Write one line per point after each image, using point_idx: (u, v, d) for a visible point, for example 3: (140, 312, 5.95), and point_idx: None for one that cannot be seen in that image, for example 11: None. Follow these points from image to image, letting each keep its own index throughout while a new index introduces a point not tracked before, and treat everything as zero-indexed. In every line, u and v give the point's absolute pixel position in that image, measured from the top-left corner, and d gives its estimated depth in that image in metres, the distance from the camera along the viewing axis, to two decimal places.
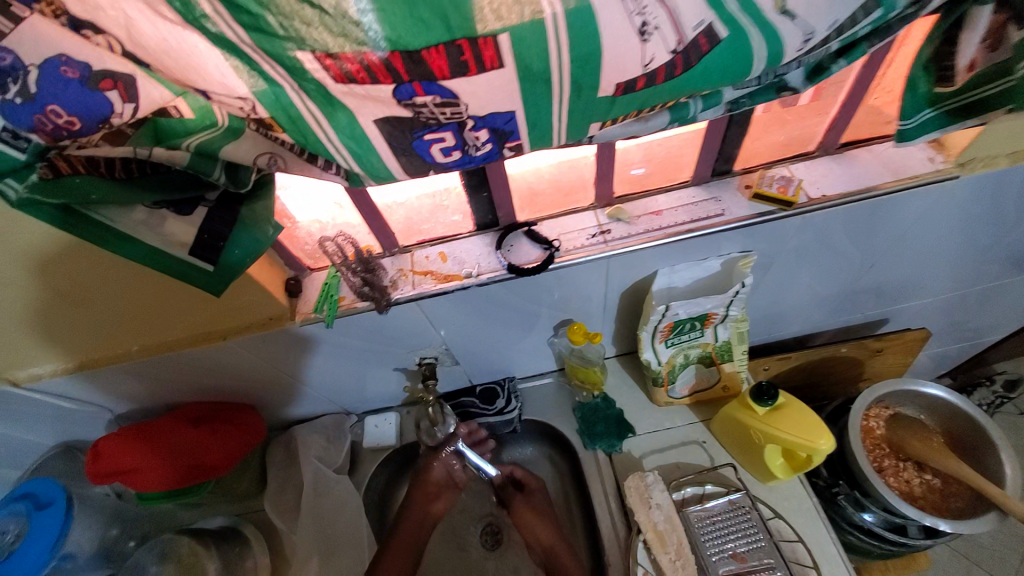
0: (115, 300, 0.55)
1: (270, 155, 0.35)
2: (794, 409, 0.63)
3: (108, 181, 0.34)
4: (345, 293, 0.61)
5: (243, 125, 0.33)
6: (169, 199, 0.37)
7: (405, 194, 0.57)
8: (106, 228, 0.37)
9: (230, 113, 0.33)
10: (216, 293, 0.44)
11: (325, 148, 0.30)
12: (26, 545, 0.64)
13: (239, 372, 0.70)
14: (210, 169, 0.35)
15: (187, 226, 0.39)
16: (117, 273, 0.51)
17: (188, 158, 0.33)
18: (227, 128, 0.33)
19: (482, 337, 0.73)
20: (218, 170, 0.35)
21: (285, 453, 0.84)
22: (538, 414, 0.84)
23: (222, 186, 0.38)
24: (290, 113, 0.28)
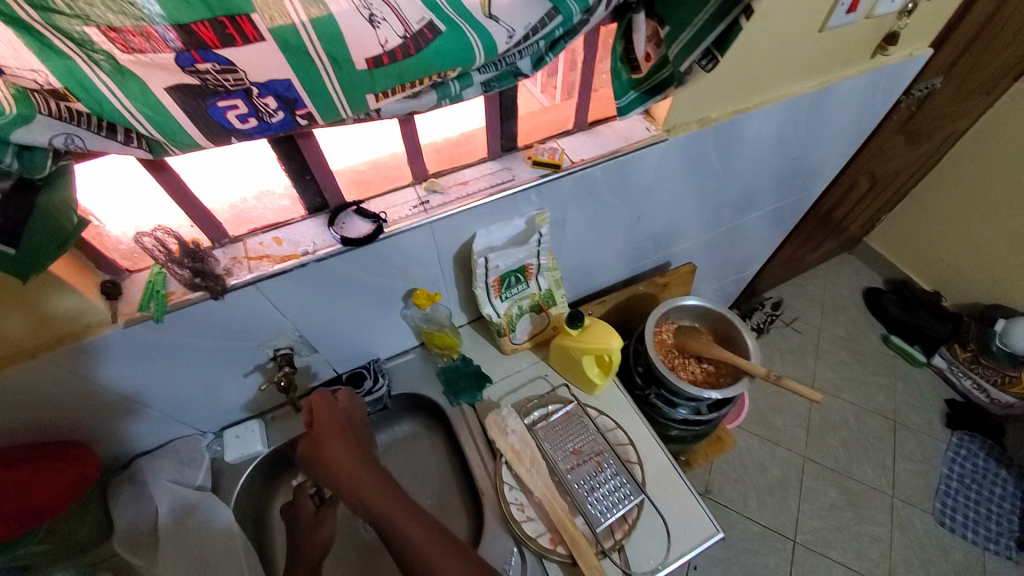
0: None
1: (65, 136, 0.37)
2: (597, 326, 0.82)
3: None
4: (173, 288, 0.61)
5: (34, 113, 0.34)
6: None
7: (219, 174, 0.61)
8: None
9: (15, 102, 0.34)
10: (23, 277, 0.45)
11: (122, 116, 0.36)
12: None
13: (55, 402, 0.64)
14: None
15: None
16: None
17: None
18: (12, 117, 0.34)
19: (333, 319, 0.78)
20: (9, 155, 0.37)
21: (131, 489, 0.77)
22: (405, 387, 0.92)
23: (14, 173, 0.40)
24: (84, 85, 0.33)
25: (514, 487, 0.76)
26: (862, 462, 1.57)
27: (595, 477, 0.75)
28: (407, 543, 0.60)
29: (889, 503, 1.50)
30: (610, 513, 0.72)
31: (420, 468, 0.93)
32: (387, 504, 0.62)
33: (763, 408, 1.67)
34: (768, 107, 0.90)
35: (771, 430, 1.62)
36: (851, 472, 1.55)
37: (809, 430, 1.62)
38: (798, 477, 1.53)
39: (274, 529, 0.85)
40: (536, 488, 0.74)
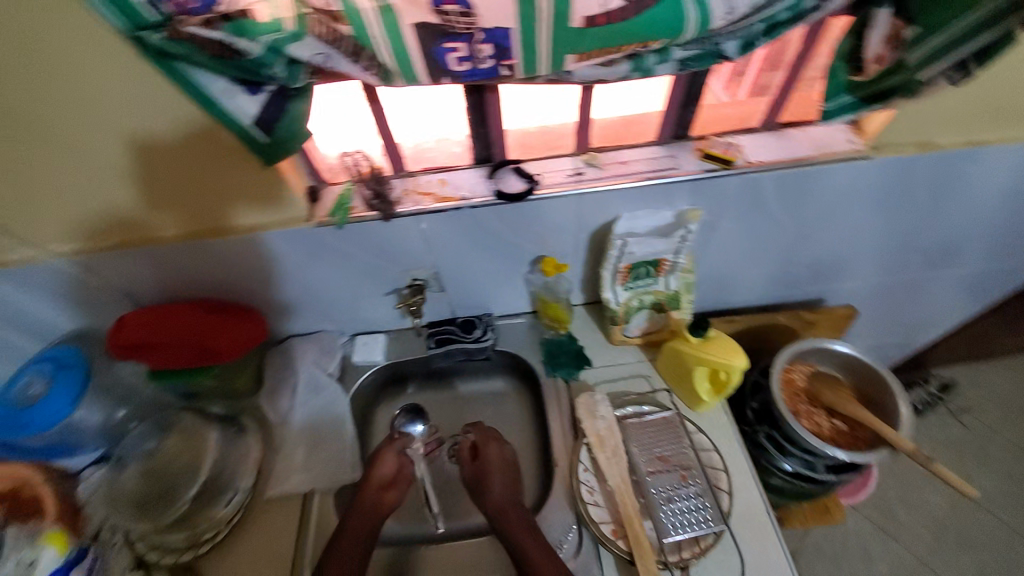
0: (152, 164, 0.63)
1: (323, 55, 0.46)
2: (721, 340, 0.78)
3: (205, 56, 0.45)
4: (356, 204, 0.71)
5: (303, 31, 0.44)
6: (244, 79, 0.49)
7: (414, 111, 0.68)
8: (199, 89, 0.50)
9: (292, 22, 0.43)
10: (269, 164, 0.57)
11: (372, 44, 0.43)
12: (46, 402, 0.72)
13: (252, 273, 0.80)
14: (273, 62, 0.46)
15: (252, 103, 0.51)
16: (153, 125, 0.59)
17: (260, 51, 0.45)
18: (284, 33, 0.43)
19: (468, 264, 0.84)
20: (279, 64, 0.46)
21: (281, 358, 0.92)
22: (511, 347, 0.95)
23: (279, 81, 0.49)
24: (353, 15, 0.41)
25: (588, 469, 0.76)
26: None
27: (677, 490, 0.73)
28: (532, 562, 0.66)
29: None
30: (683, 529, 0.69)
31: (503, 423, 0.97)
32: (528, 542, 0.68)
33: (890, 496, 1.41)
34: None
35: (892, 523, 1.37)
36: None
37: (942, 539, 1.34)
38: None
39: (373, 435, 0.96)
40: (612, 479, 0.74)
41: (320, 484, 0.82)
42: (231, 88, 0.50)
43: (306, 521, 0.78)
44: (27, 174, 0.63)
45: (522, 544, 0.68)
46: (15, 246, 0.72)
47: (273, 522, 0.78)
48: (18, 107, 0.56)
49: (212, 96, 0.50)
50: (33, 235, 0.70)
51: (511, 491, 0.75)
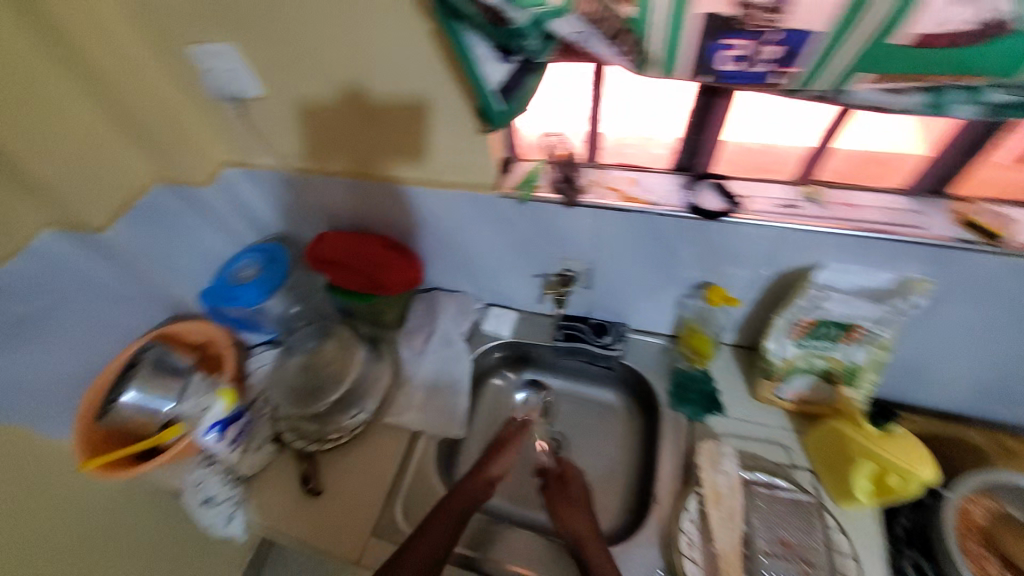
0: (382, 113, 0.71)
1: (581, 33, 0.47)
2: (906, 439, 0.65)
3: (481, 19, 0.49)
4: (541, 183, 0.72)
5: (567, 7, 0.44)
6: (502, 47, 0.51)
7: (629, 105, 0.67)
8: (462, 49, 0.54)
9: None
10: (492, 128, 0.60)
11: (646, 28, 0.44)
12: (258, 281, 0.89)
13: (428, 223, 0.86)
14: (530, 34, 0.48)
15: (501, 70, 0.54)
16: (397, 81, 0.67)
17: (523, 22, 0.47)
18: (551, 9, 0.45)
19: (624, 269, 0.81)
20: (535, 37, 0.49)
21: (423, 307, 1.00)
22: (637, 365, 0.90)
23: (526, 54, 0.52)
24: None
25: (693, 520, 0.70)
26: None
27: None
28: None
29: None
30: None
31: (603, 437, 0.93)
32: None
33: None
34: None
35: None
36: None
37: None
38: None
39: (480, 405, 0.97)
40: (719, 543, 0.67)
41: (427, 430, 0.87)
42: (486, 55, 0.53)
43: (409, 456, 0.85)
44: (293, 97, 0.75)
45: (601, 566, 0.65)
46: (264, 152, 0.87)
47: (383, 446, 0.86)
48: (308, 43, 0.67)
49: (469, 58, 0.54)
50: (275, 146, 0.85)
51: (590, 524, 0.71)
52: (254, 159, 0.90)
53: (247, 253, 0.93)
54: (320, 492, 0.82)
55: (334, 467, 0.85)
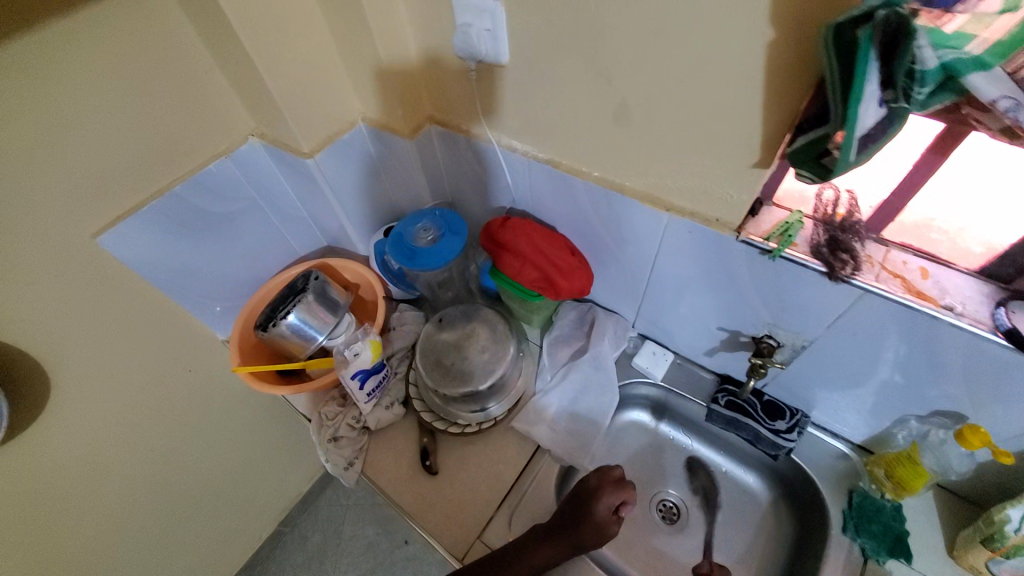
0: (643, 121, 0.61)
1: (1011, 99, 0.37)
2: None
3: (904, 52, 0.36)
4: (798, 241, 0.60)
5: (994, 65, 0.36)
6: (899, 90, 0.38)
7: (966, 185, 0.51)
8: (861, 76, 0.38)
9: (991, 48, 0.35)
10: (823, 174, 0.47)
11: None
12: (433, 249, 0.83)
13: (625, 239, 0.77)
14: (926, 86, 0.38)
15: (875, 117, 0.40)
16: (681, 97, 0.55)
17: (931, 68, 0.37)
18: (970, 58, 0.36)
19: (850, 364, 0.68)
20: (928, 88, 0.38)
21: (575, 317, 0.94)
22: (811, 468, 0.78)
23: (899, 103, 0.39)
24: None
25: None
26: None
27: None
28: None
29: None
30: None
31: (729, 521, 0.83)
32: None
33: None
34: None
35: None
36: None
37: None
38: None
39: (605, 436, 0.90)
40: None
41: (555, 450, 0.83)
42: (872, 90, 0.39)
43: (529, 467, 0.82)
44: (541, 76, 0.66)
45: None
46: (472, 119, 0.82)
47: (506, 449, 0.84)
48: (585, 22, 0.56)
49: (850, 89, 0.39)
50: (492, 117, 0.78)
51: None
52: (462, 122, 0.84)
53: (426, 215, 0.88)
54: (436, 473, 0.82)
55: (452, 452, 0.84)
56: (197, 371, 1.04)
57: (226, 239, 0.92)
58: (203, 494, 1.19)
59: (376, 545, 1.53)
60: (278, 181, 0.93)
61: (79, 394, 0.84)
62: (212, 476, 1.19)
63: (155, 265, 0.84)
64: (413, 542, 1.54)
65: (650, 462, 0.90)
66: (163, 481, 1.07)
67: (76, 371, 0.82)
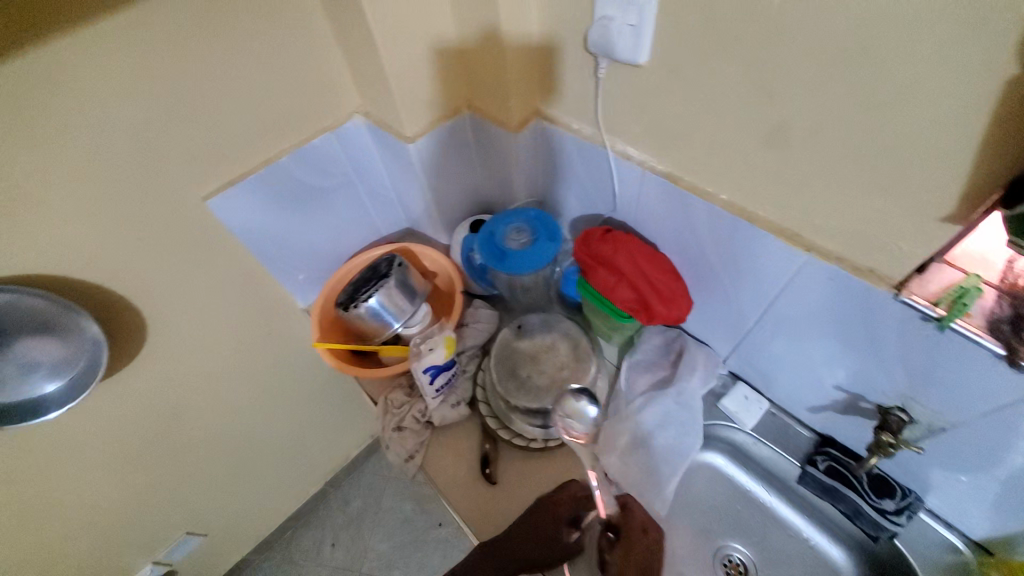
0: (804, 147, 0.52)
1: None
2: None
3: None
4: (974, 312, 0.50)
5: None
6: None
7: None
8: None
9: None
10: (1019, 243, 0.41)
11: None
12: (525, 253, 0.79)
13: (740, 271, 0.69)
14: None
15: None
16: (866, 127, 0.47)
17: None
18: None
19: (1001, 460, 0.57)
20: None
21: (659, 344, 0.87)
22: (915, 558, 0.69)
23: None
24: None
25: None
26: None
27: None
28: None
29: None
30: None
31: None
32: None
33: None
34: None
35: None
36: None
37: None
38: None
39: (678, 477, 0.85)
40: None
41: (623, 483, 0.78)
42: None
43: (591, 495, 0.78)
44: (682, 82, 0.59)
45: None
46: (585, 118, 0.76)
47: (570, 470, 0.80)
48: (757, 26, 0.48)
49: None
50: (609, 119, 0.72)
51: None
52: (572, 120, 0.78)
53: (520, 214, 0.84)
54: (494, 482, 0.79)
55: (512, 463, 0.81)
56: (274, 334, 1.07)
57: (319, 213, 0.92)
58: (264, 448, 1.24)
59: (412, 519, 1.56)
60: (373, 160, 0.92)
61: (170, 344, 0.88)
62: (272, 433, 1.24)
63: (251, 231, 0.86)
64: (447, 525, 1.55)
65: (721, 509, 0.82)
66: (230, 432, 1.12)
67: (170, 322, 0.86)
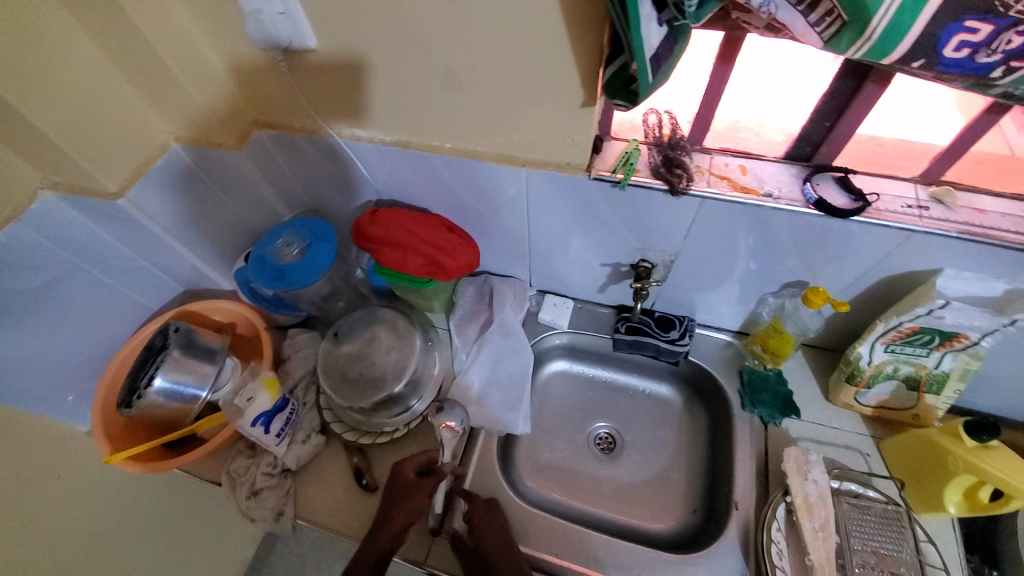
0: (475, 82, 0.60)
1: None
2: (1009, 455, 0.62)
3: None
4: (640, 167, 0.64)
5: None
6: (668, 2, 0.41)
7: (756, 83, 0.60)
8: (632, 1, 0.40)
9: None
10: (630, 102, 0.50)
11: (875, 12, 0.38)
12: (301, 264, 0.76)
13: (496, 204, 0.78)
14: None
15: (656, 35, 0.43)
16: (503, 49, 0.55)
17: None
18: None
19: (711, 265, 0.76)
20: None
21: (474, 292, 0.94)
22: (706, 363, 0.87)
23: (673, 18, 0.43)
24: None
25: (781, 529, 0.68)
26: None
27: None
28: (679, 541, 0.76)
29: None
30: None
31: (655, 429, 0.91)
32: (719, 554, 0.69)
33: None
34: None
35: None
36: None
37: None
38: None
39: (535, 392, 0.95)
40: (813, 554, 0.65)
41: (489, 422, 0.83)
42: (647, 12, 0.41)
43: (470, 447, 0.82)
44: (360, 54, 0.62)
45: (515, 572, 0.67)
46: (302, 115, 0.75)
47: None
48: None
49: (627, 12, 0.41)
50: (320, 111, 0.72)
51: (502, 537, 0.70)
52: (292, 120, 0.76)
53: (286, 228, 0.81)
54: (375, 488, 0.79)
55: (387, 462, 0.81)
56: None
57: (49, 319, 0.76)
58: None
59: None
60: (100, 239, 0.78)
61: None
62: None
63: None
64: None
65: (580, 402, 0.95)
66: None
67: None
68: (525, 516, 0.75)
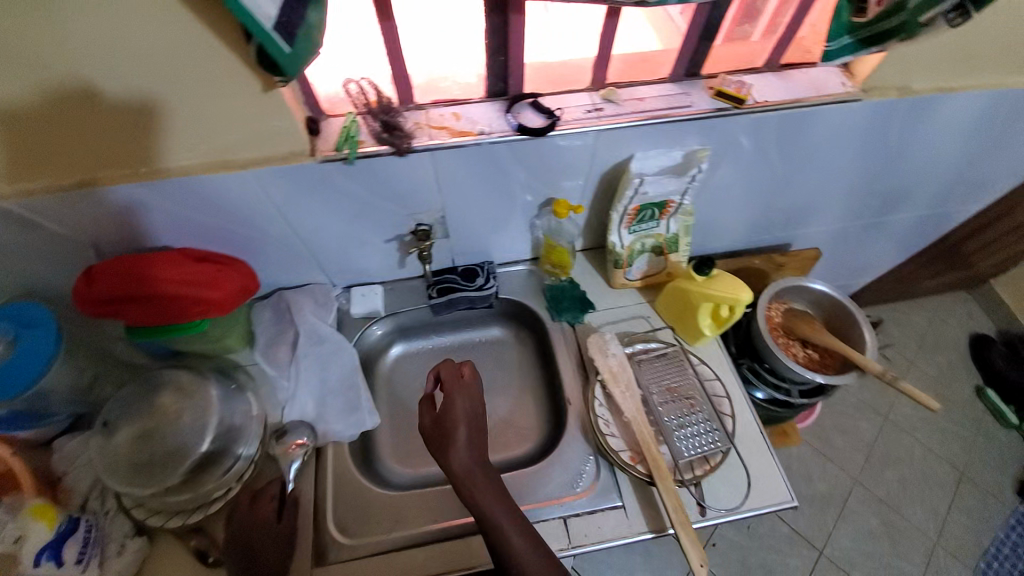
0: (149, 94, 0.57)
1: None
2: (723, 278, 0.82)
3: None
4: (363, 138, 0.67)
5: None
6: None
7: (431, 32, 0.65)
8: None
9: None
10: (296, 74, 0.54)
11: None
12: (14, 360, 0.66)
13: (245, 216, 0.72)
14: None
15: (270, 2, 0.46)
16: (162, 56, 0.53)
17: None
18: None
19: (477, 209, 0.81)
20: None
21: (272, 314, 0.87)
22: (515, 295, 0.95)
23: None
24: None
25: (603, 404, 0.79)
26: (914, 502, 1.42)
27: (685, 416, 0.77)
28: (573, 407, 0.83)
29: (933, 550, 1.36)
30: (695, 450, 0.74)
31: (498, 370, 0.97)
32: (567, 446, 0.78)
33: (829, 424, 1.54)
34: (972, 93, 0.80)
35: (830, 447, 1.50)
36: (902, 510, 1.41)
37: (869, 456, 1.48)
38: (844, 495, 1.42)
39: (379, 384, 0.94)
40: (627, 410, 0.76)
41: (332, 434, 0.80)
42: None
43: (319, 466, 0.78)
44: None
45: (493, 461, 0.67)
46: None
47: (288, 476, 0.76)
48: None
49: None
50: (35, 157, 0.60)
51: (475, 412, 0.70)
52: None
53: None
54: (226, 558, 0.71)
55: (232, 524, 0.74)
56: None
57: None
58: None
59: None
60: None
61: None
62: None
63: None
64: None
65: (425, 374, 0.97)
66: None
67: None
68: (397, 501, 0.75)
